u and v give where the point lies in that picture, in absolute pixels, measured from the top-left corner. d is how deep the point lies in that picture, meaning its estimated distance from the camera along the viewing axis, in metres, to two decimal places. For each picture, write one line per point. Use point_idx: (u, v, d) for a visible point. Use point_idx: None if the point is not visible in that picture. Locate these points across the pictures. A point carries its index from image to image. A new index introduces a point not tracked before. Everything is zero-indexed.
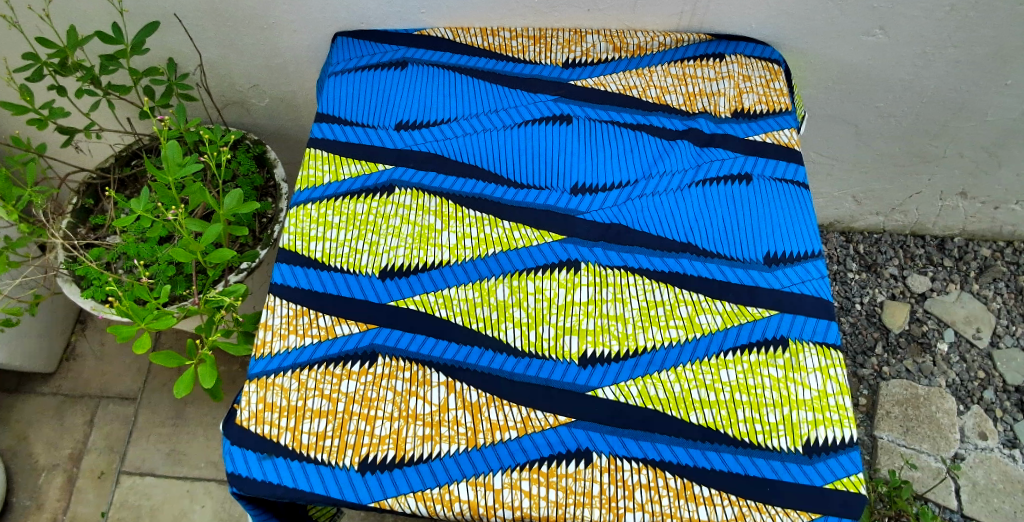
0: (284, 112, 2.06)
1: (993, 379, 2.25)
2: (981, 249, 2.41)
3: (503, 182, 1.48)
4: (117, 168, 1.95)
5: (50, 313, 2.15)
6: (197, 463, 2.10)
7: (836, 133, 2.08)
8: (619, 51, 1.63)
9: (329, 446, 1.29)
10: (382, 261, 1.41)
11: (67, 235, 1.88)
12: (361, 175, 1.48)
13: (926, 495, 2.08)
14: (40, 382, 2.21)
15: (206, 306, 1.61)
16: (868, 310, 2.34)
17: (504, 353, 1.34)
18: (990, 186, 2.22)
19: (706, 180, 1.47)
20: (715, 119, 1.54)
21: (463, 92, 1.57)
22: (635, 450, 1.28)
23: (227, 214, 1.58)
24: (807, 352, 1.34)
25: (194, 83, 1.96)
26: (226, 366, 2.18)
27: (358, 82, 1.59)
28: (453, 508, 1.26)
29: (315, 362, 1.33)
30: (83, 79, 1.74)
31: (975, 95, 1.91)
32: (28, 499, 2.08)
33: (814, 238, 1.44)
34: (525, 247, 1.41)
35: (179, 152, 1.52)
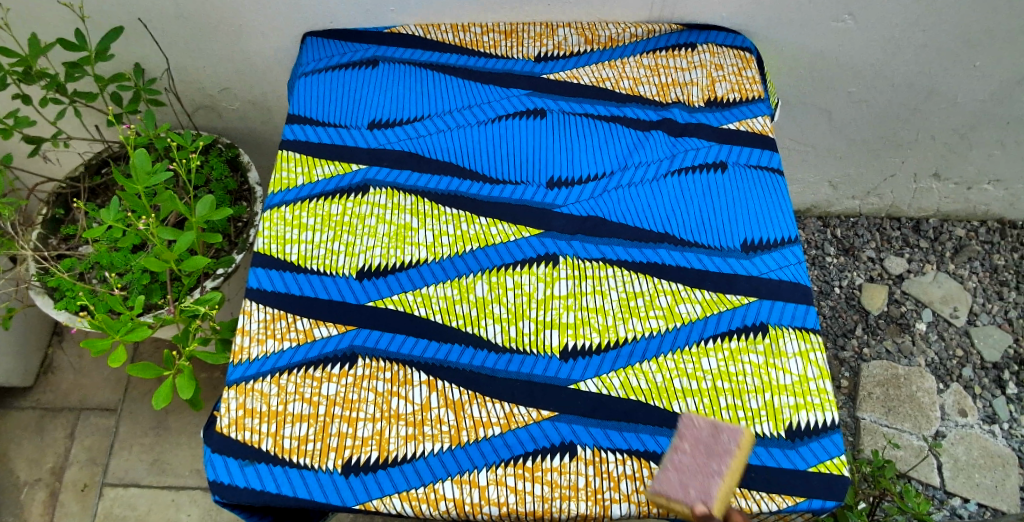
0: (256, 115, 2.03)
1: (971, 357, 2.27)
2: (956, 229, 2.44)
3: (478, 178, 1.47)
4: (86, 178, 1.93)
5: (24, 326, 2.12)
6: (181, 472, 2.08)
7: (809, 119, 2.09)
8: (592, 44, 1.62)
9: (311, 450, 1.28)
10: (359, 261, 1.40)
11: (38, 247, 1.86)
12: (335, 176, 1.47)
13: (910, 473, 2.11)
14: (17, 396, 2.18)
15: (180, 316, 1.60)
16: (847, 293, 2.35)
17: (485, 349, 1.34)
18: (962, 167, 2.24)
19: (682, 170, 1.47)
20: (688, 108, 1.54)
21: (436, 89, 1.56)
22: (619, 442, 1.28)
23: (199, 221, 1.56)
24: (786, 337, 1.35)
25: (162, 88, 1.94)
26: (207, 373, 2.15)
27: (329, 82, 1.58)
28: (439, 507, 1.25)
29: (294, 365, 1.32)
30: (48, 87, 1.71)
31: (944, 78, 1.93)
32: (11, 515, 2.05)
33: (790, 224, 1.45)
34: (503, 243, 1.41)
35: (148, 160, 1.50)
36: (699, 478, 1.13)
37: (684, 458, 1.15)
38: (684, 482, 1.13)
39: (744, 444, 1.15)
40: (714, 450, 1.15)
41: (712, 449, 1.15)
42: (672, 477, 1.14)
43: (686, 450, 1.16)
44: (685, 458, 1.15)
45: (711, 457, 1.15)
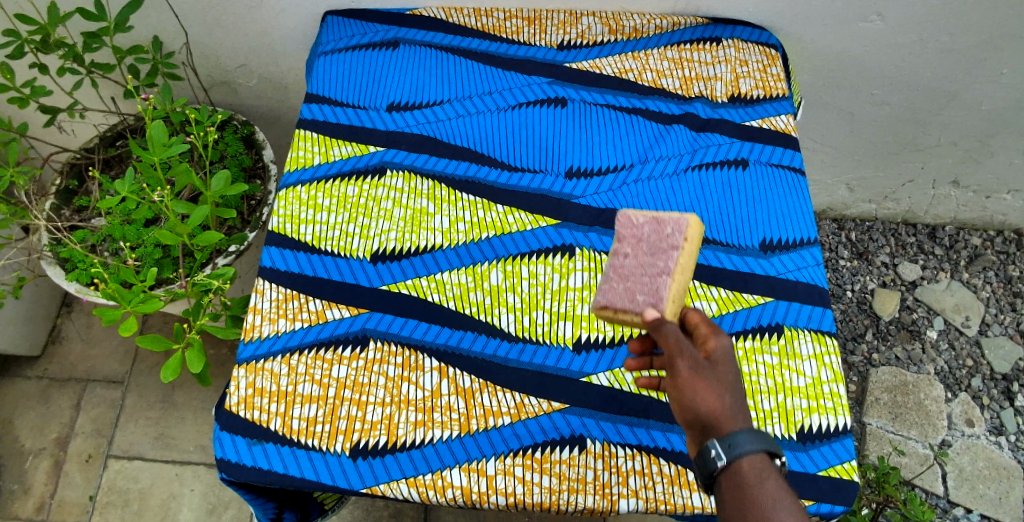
0: (273, 93, 2.02)
1: (982, 367, 2.25)
2: (972, 238, 2.41)
3: (496, 165, 1.46)
4: (101, 149, 1.92)
5: (34, 296, 2.12)
6: (186, 448, 2.08)
7: (830, 120, 2.07)
8: (615, 34, 1.60)
9: (320, 432, 1.27)
10: (373, 244, 1.39)
11: (51, 217, 1.85)
12: (352, 157, 1.46)
13: (914, 481, 2.09)
14: (25, 365, 2.18)
15: (192, 290, 1.59)
16: (859, 297, 2.33)
17: (497, 338, 1.33)
18: (981, 175, 2.21)
19: (703, 165, 1.46)
20: (711, 103, 1.52)
21: (456, 73, 1.54)
22: (629, 437, 1.27)
23: (214, 196, 1.55)
24: (802, 339, 1.34)
25: (180, 62, 1.93)
26: (215, 349, 2.15)
27: (349, 62, 1.56)
28: (446, 494, 1.25)
29: (305, 345, 1.31)
30: (65, 57, 1.70)
31: (968, 84, 1.90)
32: (15, 484, 2.06)
33: (810, 225, 1.43)
34: (519, 231, 1.40)
35: (164, 132, 1.48)
36: (645, 280, 1.16)
37: (629, 265, 1.18)
38: (631, 287, 1.17)
39: (689, 234, 1.19)
40: (657, 248, 1.18)
41: (656, 246, 1.18)
42: (618, 286, 1.18)
43: (631, 256, 1.19)
44: (630, 260, 1.18)
45: (654, 255, 1.18)
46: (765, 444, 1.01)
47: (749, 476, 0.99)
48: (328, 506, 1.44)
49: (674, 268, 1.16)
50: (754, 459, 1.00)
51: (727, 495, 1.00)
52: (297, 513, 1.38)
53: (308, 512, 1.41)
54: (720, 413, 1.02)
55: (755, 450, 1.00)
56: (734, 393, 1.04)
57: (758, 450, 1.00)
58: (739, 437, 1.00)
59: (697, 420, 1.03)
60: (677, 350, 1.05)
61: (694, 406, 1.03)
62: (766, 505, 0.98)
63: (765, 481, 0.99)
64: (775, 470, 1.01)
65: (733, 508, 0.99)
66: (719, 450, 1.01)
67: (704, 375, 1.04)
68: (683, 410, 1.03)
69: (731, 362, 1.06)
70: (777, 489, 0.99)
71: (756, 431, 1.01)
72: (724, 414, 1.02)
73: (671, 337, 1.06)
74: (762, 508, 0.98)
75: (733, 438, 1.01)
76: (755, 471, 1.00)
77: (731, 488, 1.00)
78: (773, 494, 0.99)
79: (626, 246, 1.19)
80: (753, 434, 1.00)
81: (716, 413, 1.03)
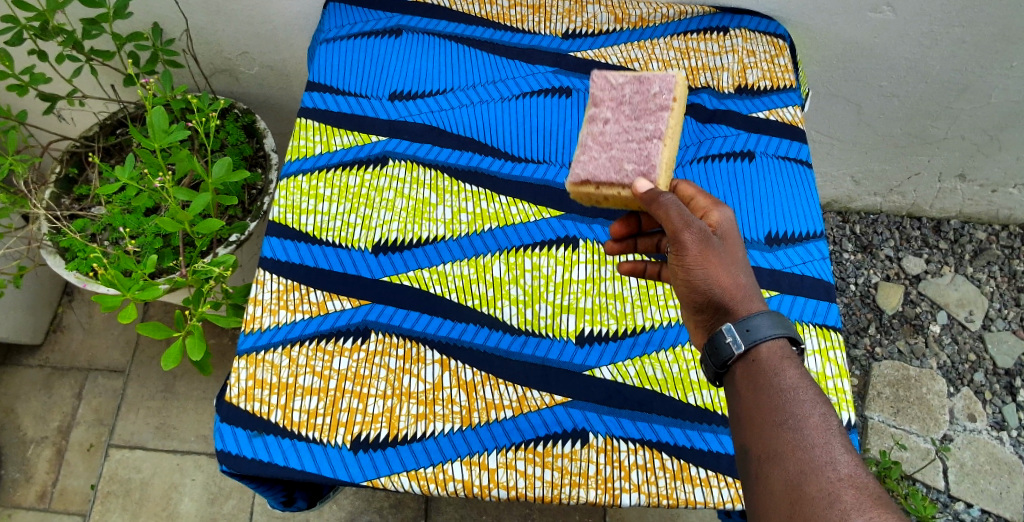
0: (274, 81, 2.00)
1: (984, 362, 2.24)
2: (976, 232, 2.39)
3: (499, 155, 1.44)
4: (101, 137, 1.91)
5: (34, 285, 2.11)
6: (187, 437, 2.06)
7: (837, 111, 2.06)
8: (621, 23, 1.58)
9: (321, 424, 1.26)
10: (375, 235, 1.37)
11: (50, 207, 1.84)
12: (354, 146, 1.44)
13: (915, 476, 2.08)
14: (26, 354, 2.17)
15: (194, 277, 1.57)
16: (862, 290, 2.32)
17: (500, 330, 1.32)
18: (988, 168, 2.20)
19: (708, 157, 1.44)
20: (718, 94, 1.50)
21: (460, 62, 1.52)
22: (631, 431, 1.26)
23: (215, 183, 1.53)
24: (807, 334, 1.32)
25: (180, 49, 1.91)
26: (216, 338, 2.14)
27: (351, 50, 1.54)
28: (448, 487, 1.24)
29: (306, 337, 1.30)
30: (64, 44, 1.68)
31: (978, 76, 1.88)
32: (18, 472, 2.06)
33: (816, 218, 1.41)
34: (522, 223, 1.38)
35: (164, 119, 1.47)
36: (634, 145, 1.24)
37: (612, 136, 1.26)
38: (616, 156, 1.25)
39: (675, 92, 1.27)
40: (642, 111, 1.26)
41: (642, 107, 1.27)
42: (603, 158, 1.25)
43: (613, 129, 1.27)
44: (612, 126, 1.27)
45: (640, 119, 1.26)
46: (782, 327, 1.06)
47: (766, 357, 1.05)
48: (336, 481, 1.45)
49: (663, 132, 1.24)
50: (771, 341, 1.05)
51: (744, 378, 1.06)
52: (307, 494, 1.37)
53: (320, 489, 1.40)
54: (733, 292, 1.08)
55: (771, 332, 1.05)
56: (744, 271, 1.09)
57: (776, 332, 1.05)
58: (757, 319, 1.05)
59: (710, 299, 1.09)
60: (683, 225, 1.09)
61: (708, 285, 1.09)
62: (785, 393, 1.03)
63: (781, 364, 1.05)
64: (794, 355, 1.06)
65: (751, 395, 1.05)
66: (735, 329, 1.06)
67: (715, 254, 1.09)
68: (697, 288, 1.09)
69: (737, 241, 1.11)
70: (796, 376, 1.04)
71: (772, 313, 1.06)
72: (737, 292, 1.08)
73: (676, 214, 1.10)
74: (780, 395, 1.03)
75: (751, 319, 1.06)
76: (773, 352, 1.05)
77: (748, 371, 1.06)
78: (792, 380, 1.04)
79: (607, 111, 1.28)
80: (770, 316, 1.06)
81: (728, 291, 1.08)
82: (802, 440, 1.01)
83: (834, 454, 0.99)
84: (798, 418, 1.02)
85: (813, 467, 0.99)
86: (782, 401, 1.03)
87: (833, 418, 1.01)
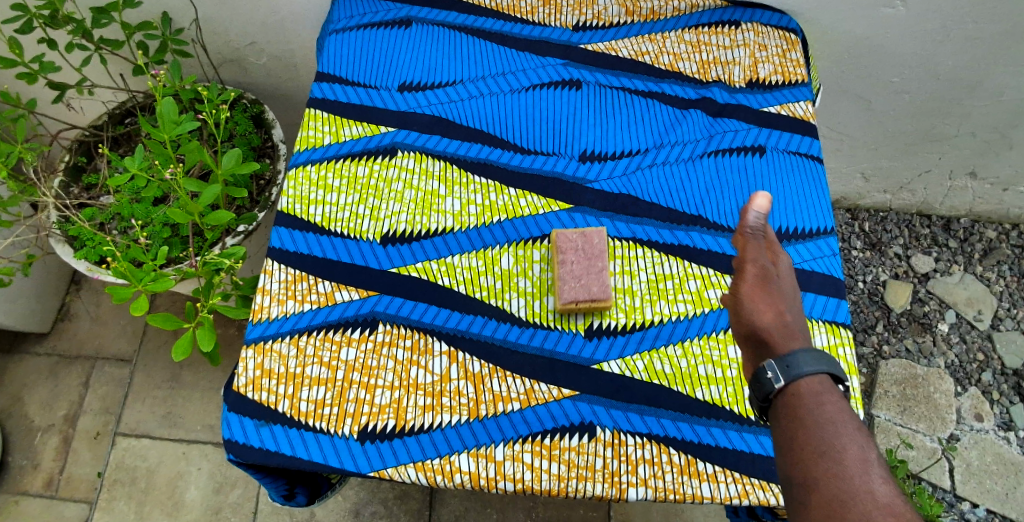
0: (283, 71, 2.00)
1: (992, 361, 2.22)
2: (986, 231, 2.38)
3: (509, 147, 1.44)
4: (110, 126, 1.91)
5: (42, 273, 2.12)
6: (193, 427, 2.07)
7: (847, 107, 2.05)
8: (632, 15, 1.57)
9: (327, 414, 1.26)
10: (383, 226, 1.37)
11: (59, 195, 1.84)
12: (362, 137, 1.44)
13: (921, 474, 2.08)
14: (33, 342, 2.18)
15: (203, 268, 1.57)
16: (870, 288, 2.31)
17: (508, 322, 1.31)
18: (1000, 167, 2.18)
19: (718, 151, 1.43)
20: (729, 88, 1.50)
21: (470, 54, 1.52)
22: (639, 425, 1.26)
23: (225, 174, 1.53)
24: (816, 330, 1.32)
25: (189, 39, 1.91)
26: (223, 328, 2.14)
27: (360, 41, 1.54)
28: (454, 479, 1.24)
29: (313, 327, 1.30)
30: (74, 33, 1.68)
31: (991, 73, 1.87)
32: (24, 459, 2.07)
33: (827, 214, 1.41)
34: (531, 215, 1.38)
35: (175, 109, 1.46)
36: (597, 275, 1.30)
37: (575, 265, 1.31)
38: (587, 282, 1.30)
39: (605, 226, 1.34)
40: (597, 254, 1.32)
41: (591, 252, 1.32)
42: (576, 284, 1.30)
43: (573, 259, 1.31)
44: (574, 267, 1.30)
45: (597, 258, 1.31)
46: (826, 366, 1.02)
47: (805, 392, 1.01)
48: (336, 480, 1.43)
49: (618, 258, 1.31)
50: (811, 379, 1.01)
51: (783, 418, 1.01)
52: (307, 490, 1.37)
53: (319, 488, 1.40)
54: (775, 328, 1.05)
55: (813, 370, 1.01)
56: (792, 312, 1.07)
57: (816, 369, 1.01)
58: (797, 355, 1.02)
59: (751, 333, 1.06)
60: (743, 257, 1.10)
61: (751, 319, 1.07)
62: (823, 427, 0.99)
63: (821, 402, 1.00)
64: (836, 393, 1.01)
65: (790, 430, 1.00)
66: (776, 365, 1.02)
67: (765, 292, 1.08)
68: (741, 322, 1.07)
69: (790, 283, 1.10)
70: (835, 411, 1.00)
71: (813, 350, 1.03)
72: (781, 330, 1.06)
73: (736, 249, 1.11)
74: (818, 429, 0.99)
75: (790, 356, 1.02)
76: (812, 388, 1.01)
77: (787, 408, 1.01)
78: (830, 415, 0.99)
79: (570, 259, 1.31)
80: (812, 354, 1.02)
81: (771, 328, 1.06)
82: (841, 469, 0.97)
83: (872, 485, 0.95)
84: (837, 450, 0.98)
85: (854, 499, 0.95)
86: (820, 435, 0.99)
87: (872, 450, 0.98)
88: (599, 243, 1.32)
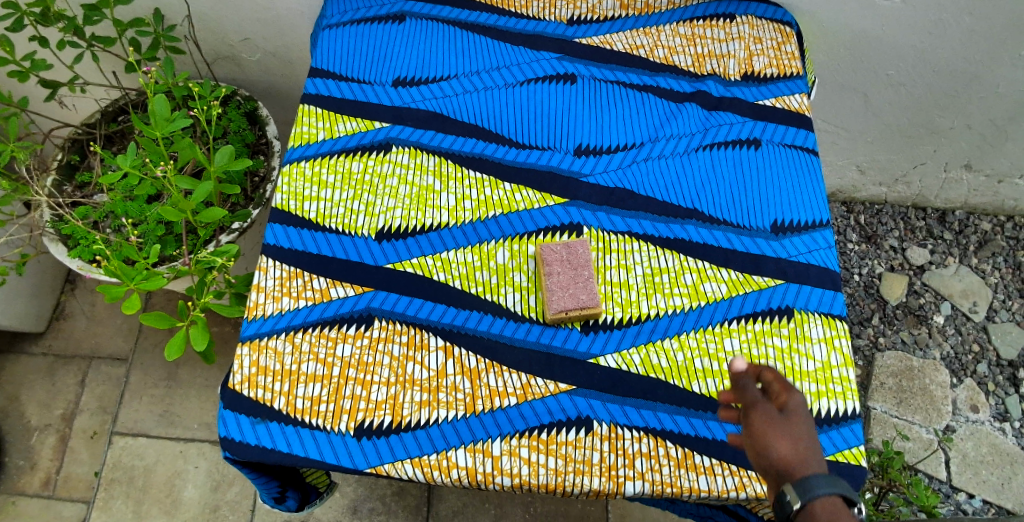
0: (277, 67, 1.99)
1: (987, 353, 2.23)
2: (981, 223, 2.38)
3: (504, 142, 1.43)
4: (103, 124, 1.90)
5: (37, 272, 2.11)
6: (190, 425, 2.06)
7: (843, 100, 2.05)
8: (627, 9, 1.57)
9: (324, 411, 1.26)
10: (378, 222, 1.37)
11: (52, 194, 1.83)
12: (357, 132, 1.43)
13: (917, 466, 2.08)
14: (29, 342, 2.17)
15: (196, 267, 1.57)
16: (866, 281, 2.31)
17: (504, 317, 1.31)
18: (995, 159, 2.19)
19: (714, 145, 1.43)
20: (724, 81, 1.49)
21: (464, 48, 1.51)
22: (636, 419, 1.26)
23: (218, 171, 1.52)
24: (812, 323, 1.32)
25: (182, 36, 1.90)
26: (219, 326, 2.14)
27: (354, 36, 1.53)
28: (451, 474, 1.23)
29: (309, 324, 1.30)
30: (65, 30, 1.67)
31: (987, 66, 1.87)
32: (22, 459, 2.06)
33: (822, 207, 1.41)
34: (527, 209, 1.37)
35: (167, 107, 1.46)
36: (583, 284, 1.29)
37: (562, 276, 1.30)
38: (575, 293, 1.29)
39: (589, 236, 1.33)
40: (582, 263, 1.30)
41: (576, 261, 1.30)
42: (564, 295, 1.29)
43: (559, 270, 1.30)
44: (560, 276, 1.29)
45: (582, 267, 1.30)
46: (841, 490, 0.98)
47: (822, 517, 0.96)
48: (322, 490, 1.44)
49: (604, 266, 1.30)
50: (829, 503, 0.96)
51: None
52: (297, 494, 1.37)
53: (307, 496, 1.40)
54: (792, 458, 1.02)
55: (829, 493, 0.97)
56: (808, 444, 1.03)
57: (831, 493, 0.97)
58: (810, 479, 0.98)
59: (768, 470, 1.03)
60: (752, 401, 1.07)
61: (767, 454, 1.03)
62: None
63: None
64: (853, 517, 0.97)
65: None
66: (794, 491, 0.98)
67: (777, 426, 1.04)
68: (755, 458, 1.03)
69: (805, 417, 1.06)
70: None
71: (827, 474, 0.99)
72: (797, 461, 1.01)
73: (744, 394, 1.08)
74: None
75: (805, 481, 0.98)
76: (828, 513, 0.96)
77: None
78: None
79: (555, 270, 1.30)
80: (826, 477, 0.98)
81: (787, 460, 1.02)
82: None
83: None
84: None
85: None
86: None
87: None
88: (584, 254, 1.31)
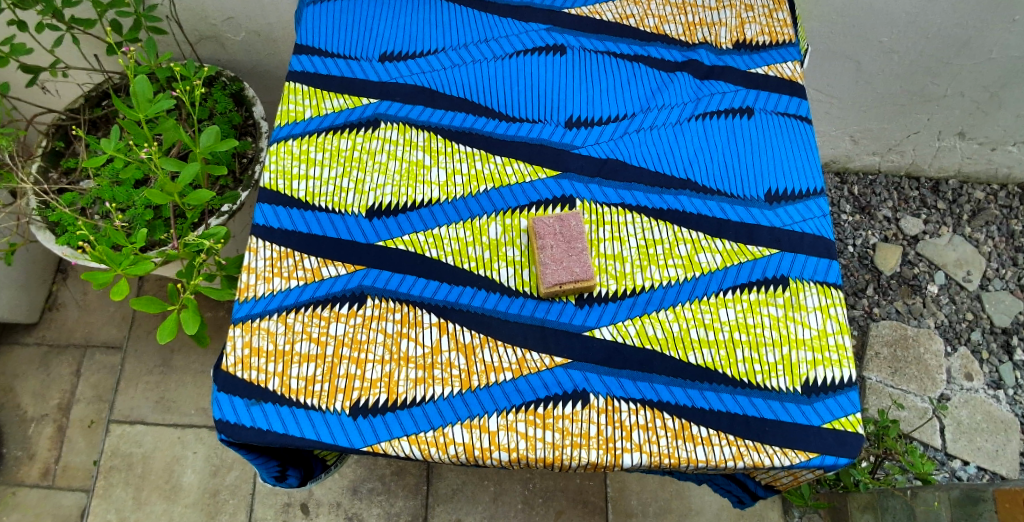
0: (261, 46, 1.97)
1: (981, 321, 2.23)
2: (975, 192, 2.37)
3: (493, 115, 1.41)
4: (87, 110, 1.87)
5: (26, 262, 2.09)
6: (187, 410, 2.05)
7: (835, 69, 2.04)
8: None
9: (319, 391, 1.25)
10: (368, 199, 1.35)
11: (38, 181, 1.81)
12: (344, 109, 1.41)
13: (912, 434, 2.08)
14: (22, 332, 2.16)
15: (185, 250, 1.54)
16: (860, 252, 2.30)
17: (498, 292, 1.30)
18: (988, 126, 2.19)
19: (706, 114, 1.42)
20: (715, 50, 1.48)
21: (452, 22, 1.49)
22: (632, 391, 1.25)
23: (204, 152, 1.49)
24: (807, 291, 1.31)
25: (164, 15, 1.88)
26: (212, 311, 2.13)
27: (339, 11, 1.50)
28: (449, 451, 1.23)
29: (302, 304, 1.28)
30: (44, 12, 1.65)
31: (980, 30, 1.88)
32: (19, 450, 2.05)
33: (815, 174, 1.39)
34: (518, 183, 1.36)
35: (150, 87, 1.42)
36: (576, 255, 1.28)
37: (556, 249, 1.28)
38: (569, 267, 1.27)
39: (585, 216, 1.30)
40: (574, 236, 1.28)
41: (568, 236, 1.29)
42: (558, 268, 1.28)
43: (553, 243, 1.29)
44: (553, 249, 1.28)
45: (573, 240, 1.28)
46: None
47: None
48: (330, 462, 1.43)
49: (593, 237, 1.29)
50: None
51: None
52: (300, 472, 1.35)
53: (312, 470, 1.38)
54: None
55: None
56: None
57: None
58: None
59: None
60: None
61: None
62: None
63: None
64: None
65: None
66: None
67: None
68: None
69: None
70: None
71: None
72: None
73: None
74: None
75: None
76: None
77: None
78: None
79: (550, 244, 1.28)
80: None
81: None
82: None
83: None
84: None
85: None
86: None
87: None
88: (578, 227, 1.29)
